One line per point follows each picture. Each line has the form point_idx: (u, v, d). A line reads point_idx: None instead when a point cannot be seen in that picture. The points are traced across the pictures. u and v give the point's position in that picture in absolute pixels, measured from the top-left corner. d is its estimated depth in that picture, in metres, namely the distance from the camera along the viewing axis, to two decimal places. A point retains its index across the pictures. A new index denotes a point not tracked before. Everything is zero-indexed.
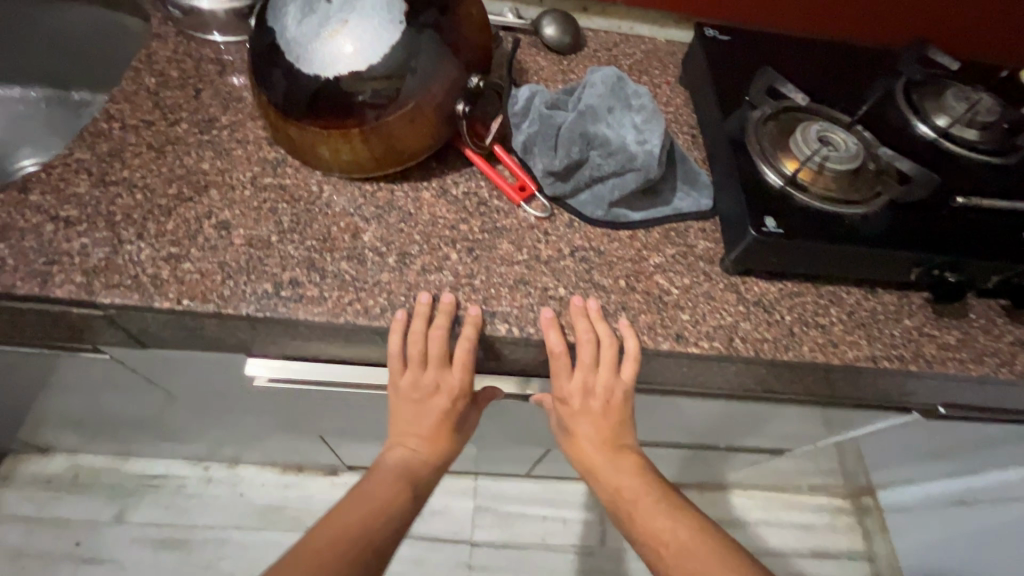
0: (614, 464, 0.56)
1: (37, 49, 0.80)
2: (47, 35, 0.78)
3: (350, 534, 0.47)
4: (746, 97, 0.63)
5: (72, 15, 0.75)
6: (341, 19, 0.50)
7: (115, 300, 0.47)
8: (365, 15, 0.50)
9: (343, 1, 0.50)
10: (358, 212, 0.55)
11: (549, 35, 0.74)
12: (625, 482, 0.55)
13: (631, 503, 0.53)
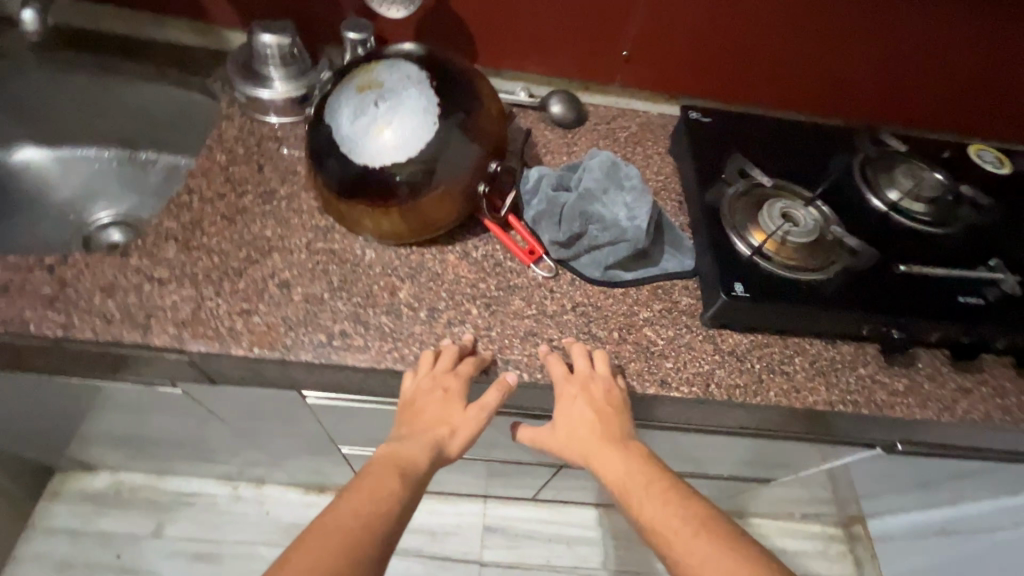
0: (613, 459, 0.57)
1: (116, 117, 0.91)
2: (127, 106, 0.89)
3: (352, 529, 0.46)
4: (722, 174, 0.73)
5: (146, 92, 0.86)
6: (387, 117, 0.61)
7: (201, 348, 0.58)
8: (405, 117, 0.61)
9: (388, 105, 0.61)
10: (395, 272, 0.66)
11: (556, 112, 0.85)
12: (623, 477, 0.56)
13: (635, 500, 0.53)
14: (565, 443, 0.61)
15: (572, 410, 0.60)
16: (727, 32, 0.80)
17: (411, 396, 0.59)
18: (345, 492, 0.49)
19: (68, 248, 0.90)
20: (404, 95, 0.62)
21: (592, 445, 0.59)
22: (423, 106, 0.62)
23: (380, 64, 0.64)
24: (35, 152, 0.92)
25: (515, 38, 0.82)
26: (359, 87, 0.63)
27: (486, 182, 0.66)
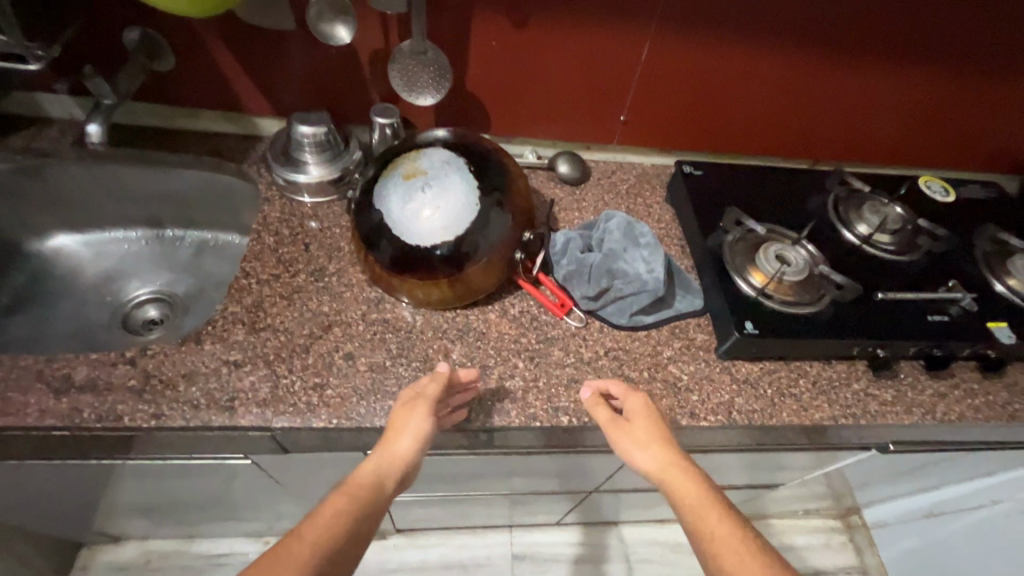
0: (691, 477, 0.58)
1: (145, 200, 0.94)
2: (156, 190, 0.92)
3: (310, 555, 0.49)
4: (719, 221, 0.84)
5: (178, 177, 0.89)
6: (433, 199, 0.69)
7: (284, 423, 0.64)
8: (451, 202, 0.69)
9: (434, 191, 0.69)
10: (445, 335, 0.74)
11: (564, 171, 0.93)
12: (701, 497, 0.56)
13: (711, 521, 0.55)
14: (638, 439, 0.62)
15: (653, 427, 0.63)
16: (711, 97, 0.90)
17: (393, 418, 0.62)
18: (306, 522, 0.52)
19: (109, 329, 0.92)
20: (447, 178, 0.71)
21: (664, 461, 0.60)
22: (465, 187, 0.70)
23: (422, 153, 0.73)
24: (71, 240, 0.96)
25: (523, 110, 0.90)
26: (406, 175, 0.71)
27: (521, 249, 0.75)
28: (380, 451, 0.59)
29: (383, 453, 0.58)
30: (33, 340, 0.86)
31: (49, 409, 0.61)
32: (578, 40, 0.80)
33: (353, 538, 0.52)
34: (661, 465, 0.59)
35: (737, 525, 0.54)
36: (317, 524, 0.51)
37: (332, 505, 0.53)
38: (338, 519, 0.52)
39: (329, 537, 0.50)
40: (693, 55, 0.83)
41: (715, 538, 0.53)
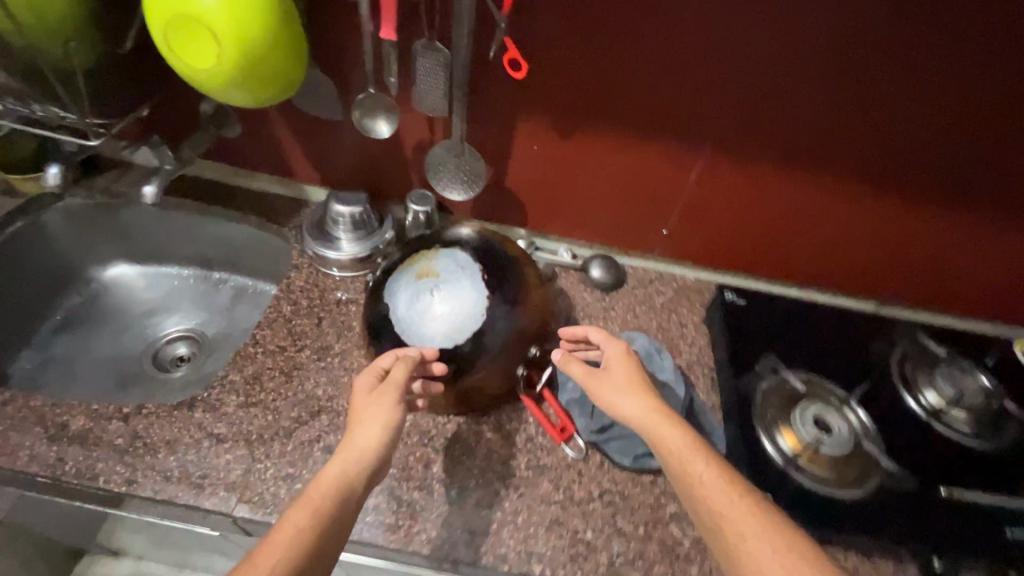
0: (672, 424, 0.56)
1: (195, 244, 1.00)
2: (205, 236, 0.97)
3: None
4: (755, 363, 0.75)
5: (224, 228, 0.94)
6: (439, 303, 0.67)
7: (246, 514, 0.62)
8: (454, 310, 0.67)
9: (441, 296, 0.68)
10: (431, 443, 0.69)
11: (596, 275, 0.88)
12: (683, 443, 0.55)
13: (696, 465, 0.53)
14: (618, 388, 0.60)
15: (631, 372, 0.62)
16: (766, 225, 0.83)
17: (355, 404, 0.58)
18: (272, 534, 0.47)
19: (139, 361, 0.97)
20: (457, 282, 0.68)
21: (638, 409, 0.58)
22: (473, 293, 0.68)
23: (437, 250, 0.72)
24: (128, 269, 1.02)
25: (561, 211, 0.87)
26: (418, 273, 0.70)
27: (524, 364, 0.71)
28: (345, 453, 0.54)
29: (349, 455, 0.54)
30: (70, 363, 0.93)
31: (38, 455, 0.63)
32: (622, 153, 0.77)
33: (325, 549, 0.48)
34: (643, 414, 0.58)
35: (721, 469, 0.53)
36: (275, 549, 0.46)
37: (296, 521, 0.48)
38: (303, 535, 0.47)
39: (299, 547, 0.47)
40: (747, 181, 0.78)
41: (703, 481, 0.52)
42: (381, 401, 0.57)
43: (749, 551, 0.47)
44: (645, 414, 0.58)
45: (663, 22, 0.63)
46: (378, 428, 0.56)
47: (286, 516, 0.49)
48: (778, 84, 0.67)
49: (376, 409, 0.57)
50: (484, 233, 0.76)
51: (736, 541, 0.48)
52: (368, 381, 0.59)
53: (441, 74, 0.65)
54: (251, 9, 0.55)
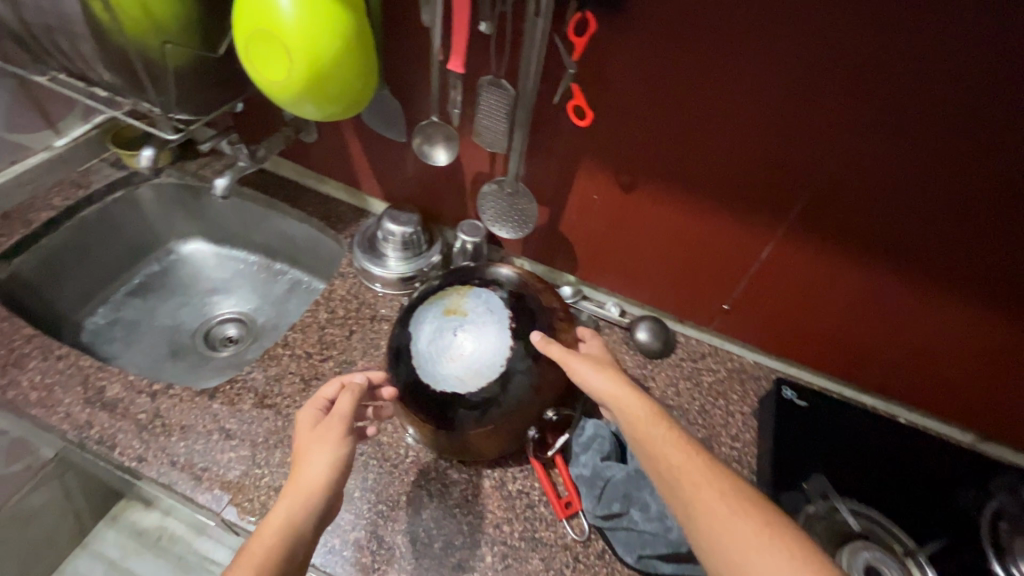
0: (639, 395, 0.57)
1: (263, 234, 1.05)
2: (274, 229, 1.02)
3: None
4: (804, 480, 0.65)
5: (293, 226, 0.99)
6: (461, 343, 0.65)
7: (233, 517, 0.62)
8: (472, 356, 0.64)
9: (463, 338, 0.65)
10: (426, 485, 0.66)
11: (641, 338, 0.81)
12: (648, 411, 0.55)
13: (659, 431, 0.54)
14: (592, 363, 0.60)
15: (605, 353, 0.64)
16: (846, 321, 0.72)
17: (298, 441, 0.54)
18: None
19: (193, 334, 1.03)
20: (482, 324, 0.66)
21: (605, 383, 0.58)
22: (496, 338, 0.65)
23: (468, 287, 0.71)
24: (204, 246, 1.10)
25: (613, 264, 0.82)
26: (446, 309, 0.68)
27: (535, 426, 0.66)
28: (287, 497, 0.49)
29: (293, 497, 0.49)
30: (136, 326, 1.01)
31: (71, 415, 0.67)
32: (688, 216, 0.70)
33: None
34: (612, 387, 0.58)
35: (677, 431, 0.54)
36: None
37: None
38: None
39: None
40: (828, 271, 0.68)
41: (666, 452, 0.52)
42: (325, 436, 0.53)
43: (704, 507, 0.48)
44: (608, 386, 0.58)
45: (752, 89, 0.56)
46: (321, 467, 0.51)
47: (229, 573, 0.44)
48: (880, 171, 0.58)
49: (320, 447, 0.52)
50: (523, 277, 0.73)
51: (692, 499, 0.49)
52: (310, 416, 0.56)
53: (504, 112, 0.63)
54: (328, 29, 0.56)
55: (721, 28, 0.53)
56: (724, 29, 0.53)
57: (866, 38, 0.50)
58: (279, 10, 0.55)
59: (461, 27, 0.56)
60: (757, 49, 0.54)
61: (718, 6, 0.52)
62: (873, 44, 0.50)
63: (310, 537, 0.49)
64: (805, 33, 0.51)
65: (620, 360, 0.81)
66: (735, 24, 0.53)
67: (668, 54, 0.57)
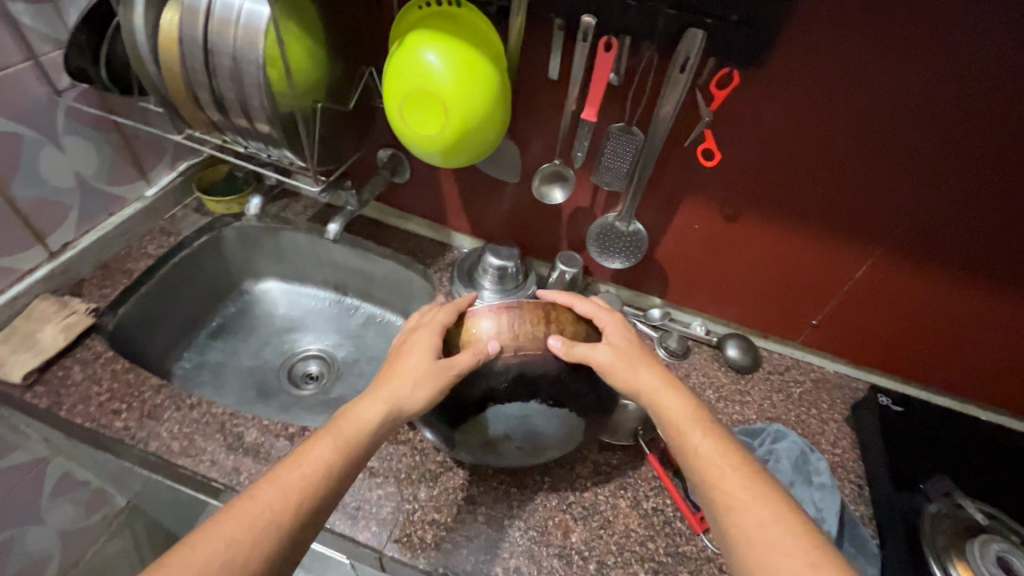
0: (678, 398, 0.58)
1: (336, 268, 1.05)
2: (350, 265, 1.03)
3: (284, 505, 0.49)
4: (921, 481, 0.71)
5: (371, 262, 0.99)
6: (536, 441, 0.60)
7: (395, 553, 0.63)
8: (556, 442, 0.62)
9: (530, 444, 0.60)
10: (568, 509, 0.69)
11: (732, 355, 0.86)
12: (683, 413, 0.57)
13: (694, 435, 0.55)
14: (626, 361, 0.60)
15: (631, 344, 0.62)
16: (931, 329, 0.77)
17: (406, 348, 0.61)
18: (295, 461, 0.52)
19: (277, 373, 1.02)
20: (535, 424, 0.59)
21: (638, 381, 0.59)
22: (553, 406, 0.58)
23: (476, 421, 0.58)
24: (277, 285, 1.10)
25: (703, 287, 0.87)
26: (488, 441, 0.60)
27: (640, 422, 0.74)
28: (381, 400, 0.58)
29: (384, 398, 0.58)
30: (220, 367, 0.99)
31: (217, 462, 0.68)
32: (787, 241, 0.76)
33: (339, 486, 0.53)
34: (650, 387, 0.59)
35: (714, 433, 0.55)
36: (299, 474, 0.51)
37: (325, 455, 0.53)
38: (330, 466, 0.52)
39: (318, 483, 0.51)
40: (921, 289, 0.74)
41: (699, 452, 0.53)
42: (430, 364, 0.58)
43: (738, 520, 0.48)
44: (651, 386, 0.59)
45: (866, 129, 0.62)
46: (416, 391, 0.57)
47: (315, 445, 0.54)
48: (979, 201, 0.64)
49: (421, 369, 0.58)
50: (505, 321, 0.60)
51: (727, 509, 0.49)
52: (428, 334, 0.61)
53: (630, 154, 0.68)
54: (478, 81, 0.61)
55: (847, 78, 0.59)
56: (850, 80, 0.59)
57: (986, 88, 0.56)
58: (434, 70, 0.60)
59: (601, 82, 0.61)
60: (880, 95, 0.59)
61: (848, 60, 0.58)
62: (993, 94, 0.56)
63: (382, 440, 0.58)
64: (920, 82, 0.57)
65: (711, 376, 0.86)
66: (861, 75, 0.58)
67: (793, 100, 0.62)
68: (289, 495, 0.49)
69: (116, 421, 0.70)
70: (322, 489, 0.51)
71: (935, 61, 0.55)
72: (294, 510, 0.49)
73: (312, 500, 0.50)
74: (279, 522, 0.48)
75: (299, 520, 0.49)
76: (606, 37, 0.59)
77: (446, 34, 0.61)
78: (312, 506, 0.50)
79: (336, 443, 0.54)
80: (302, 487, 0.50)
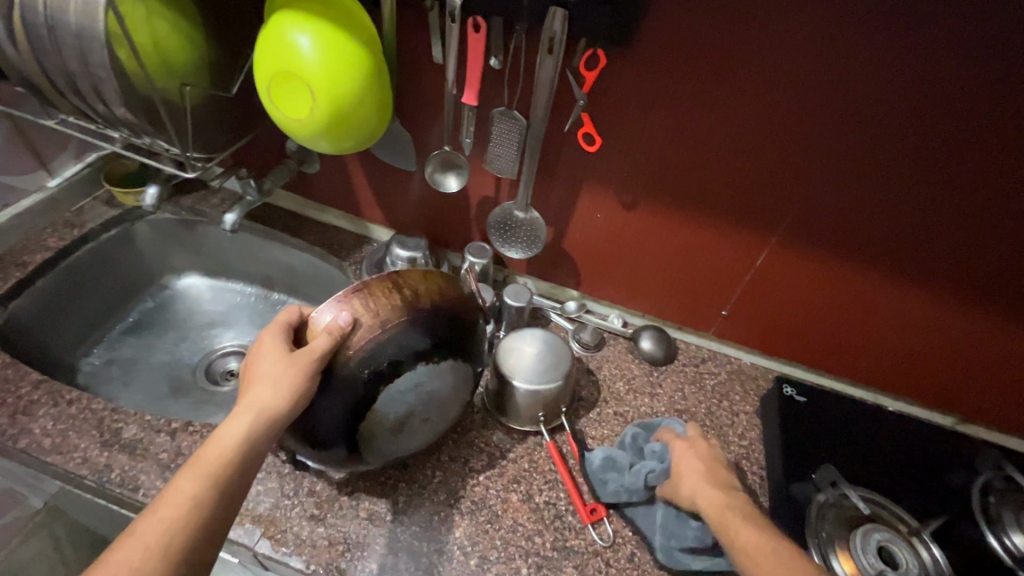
0: (737, 506, 0.59)
1: (255, 263, 1.03)
2: (267, 260, 1.01)
3: (150, 553, 0.45)
4: (812, 472, 0.69)
5: (287, 255, 0.97)
6: (440, 404, 0.62)
7: (266, 550, 0.61)
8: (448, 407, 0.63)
9: (427, 413, 0.61)
10: (457, 504, 0.67)
11: (646, 346, 0.85)
12: (742, 518, 0.57)
13: (746, 536, 0.55)
14: (695, 477, 0.64)
15: (708, 464, 0.65)
16: (834, 318, 0.77)
17: (256, 357, 0.56)
18: (155, 504, 0.47)
19: (194, 369, 0.99)
20: (428, 396, 0.59)
21: (707, 493, 0.61)
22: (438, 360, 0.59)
23: (375, 411, 0.57)
24: (198, 280, 1.07)
25: (616, 279, 0.85)
26: (387, 424, 0.59)
27: (544, 412, 0.74)
28: (245, 411, 0.53)
29: (247, 408, 0.53)
30: (132, 364, 0.96)
31: (89, 459, 0.66)
32: (686, 230, 0.75)
33: (215, 514, 0.48)
34: (712, 498, 0.60)
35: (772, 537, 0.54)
36: (162, 516, 0.46)
37: (188, 487, 0.48)
38: (199, 497, 0.48)
39: (187, 519, 0.47)
40: (824, 277, 0.73)
41: (747, 551, 0.54)
42: (289, 364, 0.54)
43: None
44: (711, 503, 0.60)
45: (758, 110, 0.61)
46: (281, 396, 0.53)
47: (175, 483, 0.49)
48: (863, 184, 0.64)
49: (280, 372, 0.54)
50: (357, 304, 0.57)
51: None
52: (270, 338, 0.57)
53: (515, 139, 0.67)
54: (349, 64, 0.59)
55: (734, 56, 0.58)
56: (735, 58, 0.58)
57: (865, 66, 0.56)
58: (301, 53, 0.58)
59: (475, 65, 0.60)
60: (768, 73, 0.58)
61: (733, 36, 0.57)
62: (874, 71, 0.56)
63: (261, 452, 0.53)
64: (789, 63, 0.57)
65: (623, 368, 0.85)
66: (747, 52, 0.58)
67: (681, 81, 0.61)
68: (152, 544, 0.45)
69: None
70: (195, 521, 0.47)
71: (818, 37, 0.55)
72: (160, 556, 0.45)
73: (182, 538, 0.46)
74: (146, 572, 0.44)
75: (171, 564, 0.45)
76: (474, 17, 0.58)
77: (312, 14, 0.59)
78: (183, 545, 0.46)
79: (198, 470, 0.49)
80: (168, 530, 0.46)
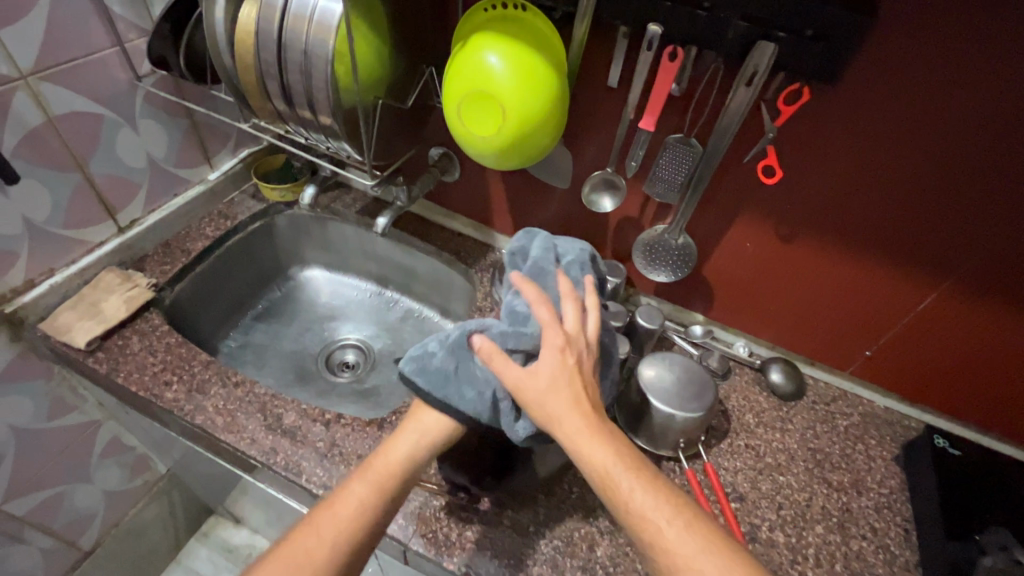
0: (606, 440, 0.49)
1: (379, 261, 1.07)
2: (392, 262, 1.05)
3: (323, 543, 0.48)
4: (977, 532, 0.65)
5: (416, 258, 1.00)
6: None
7: (420, 547, 0.64)
8: None
9: None
10: (596, 523, 0.68)
11: (776, 380, 0.83)
12: (613, 460, 0.48)
13: (628, 487, 0.47)
14: (556, 394, 0.51)
15: (564, 375, 0.52)
16: (994, 370, 0.73)
17: None
18: (331, 494, 0.51)
19: (316, 359, 1.03)
20: None
21: (568, 422, 0.50)
22: None
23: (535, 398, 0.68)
24: (321, 274, 1.12)
25: (751, 308, 0.84)
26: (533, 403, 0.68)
27: (684, 438, 0.73)
28: (413, 429, 0.57)
29: (410, 430, 0.57)
30: (263, 350, 1.02)
31: (257, 441, 0.70)
32: (841, 267, 0.72)
33: (378, 520, 0.51)
34: (571, 428, 0.49)
35: (653, 479, 0.48)
36: (337, 509, 0.50)
37: (359, 489, 0.52)
38: (369, 500, 0.51)
39: (357, 518, 0.50)
40: (1000, 331, 0.69)
41: (638, 509, 0.46)
42: None
43: None
44: (574, 428, 0.49)
45: (966, 154, 0.57)
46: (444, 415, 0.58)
47: (350, 480, 0.53)
48: None
49: None
50: None
51: (664, 559, 0.44)
52: None
53: (686, 165, 0.67)
54: (539, 85, 0.61)
55: (955, 97, 0.54)
56: (952, 98, 0.55)
57: None
58: (495, 73, 0.60)
59: (662, 93, 0.61)
60: (985, 117, 0.54)
61: (959, 78, 0.53)
62: None
63: (419, 472, 0.56)
64: (999, 110, 0.54)
65: (753, 399, 0.83)
66: (972, 96, 0.54)
67: (871, 119, 0.59)
68: (325, 533, 0.48)
69: (167, 392, 0.74)
70: (364, 521, 0.50)
71: None
72: (331, 549, 0.48)
73: (349, 536, 0.49)
74: (318, 558, 0.47)
75: (337, 558, 0.48)
76: (671, 47, 0.59)
77: (507, 36, 0.61)
78: (350, 542, 0.49)
79: (371, 473, 0.53)
80: (341, 523, 0.49)
